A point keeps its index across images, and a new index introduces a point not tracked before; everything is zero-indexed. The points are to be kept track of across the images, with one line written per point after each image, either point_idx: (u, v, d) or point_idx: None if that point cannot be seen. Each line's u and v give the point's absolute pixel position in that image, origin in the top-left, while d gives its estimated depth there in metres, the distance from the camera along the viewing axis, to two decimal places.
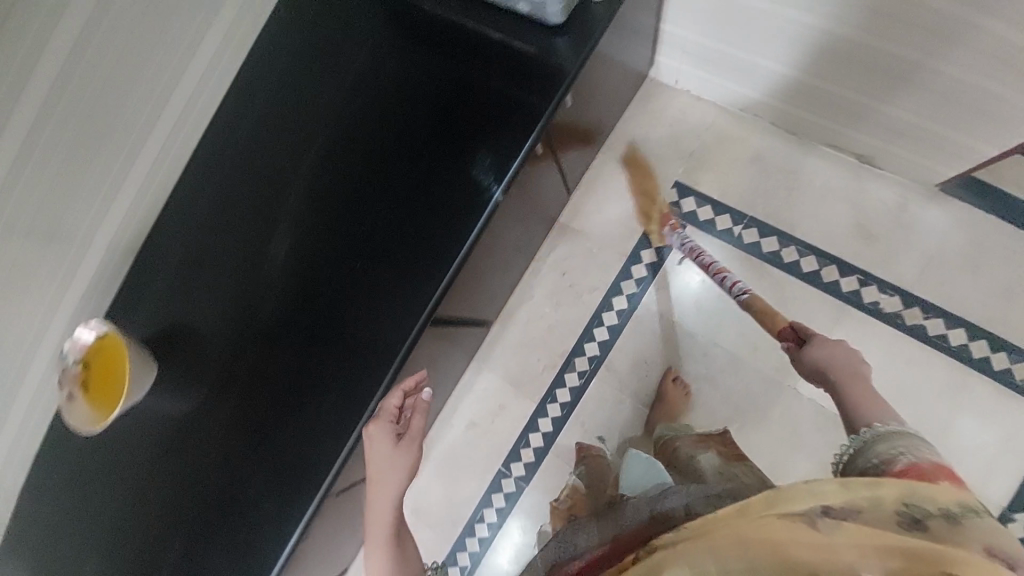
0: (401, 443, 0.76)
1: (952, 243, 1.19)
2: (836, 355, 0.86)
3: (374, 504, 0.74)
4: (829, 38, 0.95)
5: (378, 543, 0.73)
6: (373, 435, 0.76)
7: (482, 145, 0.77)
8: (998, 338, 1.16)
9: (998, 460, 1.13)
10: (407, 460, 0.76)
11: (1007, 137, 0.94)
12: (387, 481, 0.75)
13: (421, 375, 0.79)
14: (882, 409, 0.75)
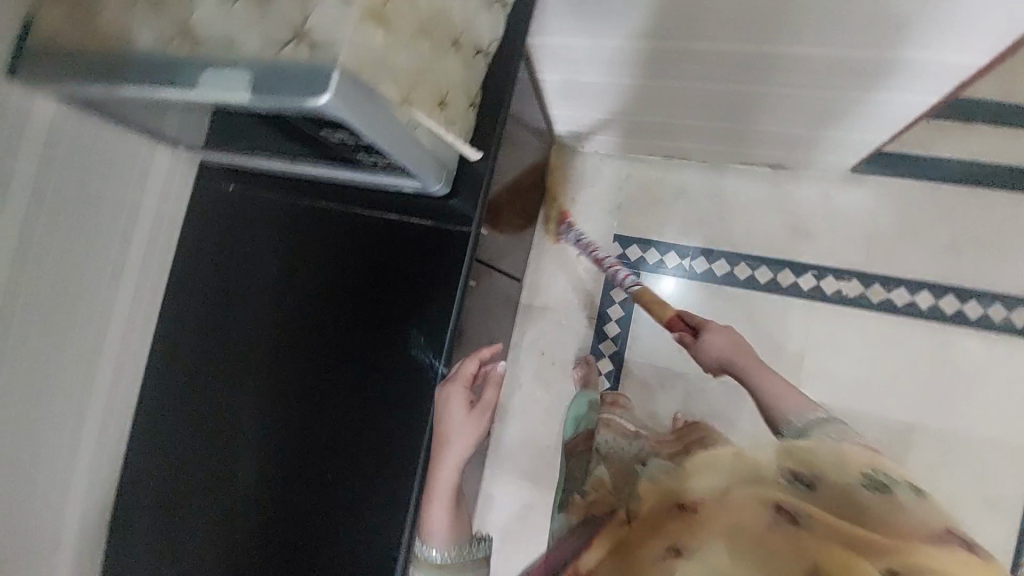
0: (474, 410, 0.69)
1: (884, 217, 1.14)
2: (729, 337, 0.89)
3: (439, 469, 0.67)
4: (691, 92, 0.92)
5: (438, 505, 0.68)
6: (448, 396, 0.68)
7: (413, 325, 0.70)
8: (984, 292, 1.09)
9: (1014, 407, 1.06)
10: (474, 429, 0.68)
11: (886, 128, 0.91)
12: (454, 445, 0.68)
13: (498, 347, 0.74)
14: (792, 395, 0.77)
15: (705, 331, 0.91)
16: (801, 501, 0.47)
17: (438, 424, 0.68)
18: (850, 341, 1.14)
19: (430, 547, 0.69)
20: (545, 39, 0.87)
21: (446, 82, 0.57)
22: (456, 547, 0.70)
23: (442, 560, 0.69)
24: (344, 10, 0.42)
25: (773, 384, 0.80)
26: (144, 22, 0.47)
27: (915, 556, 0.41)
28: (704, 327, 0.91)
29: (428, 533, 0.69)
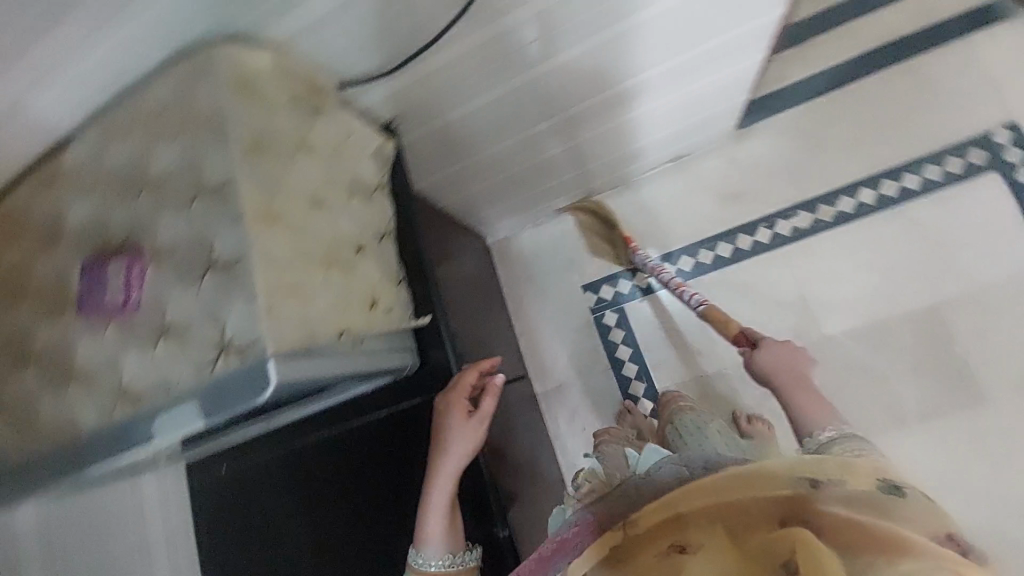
0: (473, 418, 0.65)
1: (789, 147, 1.21)
2: (783, 356, 0.92)
3: (435, 482, 0.63)
4: (567, 132, 1.00)
5: (433, 509, 0.63)
6: (446, 403, 0.65)
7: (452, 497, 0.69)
8: (910, 162, 1.14)
9: (1002, 239, 1.08)
10: (474, 436, 0.64)
11: (734, 84, 1.05)
12: (452, 452, 0.64)
13: (498, 357, 0.69)
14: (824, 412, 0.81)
15: (761, 344, 0.96)
16: (825, 505, 0.48)
17: (434, 431, 0.65)
18: (831, 263, 1.16)
19: (425, 556, 0.62)
20: (426, 187, 1.04)
21: (367, 282, 0.59)
22: (454, 560, 0.63)
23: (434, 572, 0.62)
24: (250, 304, 0.44)
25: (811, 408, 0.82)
26: (85, 401, 0.49)
27: (920, 547, 0.44)
28: (763, 344, 0.96)
29: (424, 540, 0.63)
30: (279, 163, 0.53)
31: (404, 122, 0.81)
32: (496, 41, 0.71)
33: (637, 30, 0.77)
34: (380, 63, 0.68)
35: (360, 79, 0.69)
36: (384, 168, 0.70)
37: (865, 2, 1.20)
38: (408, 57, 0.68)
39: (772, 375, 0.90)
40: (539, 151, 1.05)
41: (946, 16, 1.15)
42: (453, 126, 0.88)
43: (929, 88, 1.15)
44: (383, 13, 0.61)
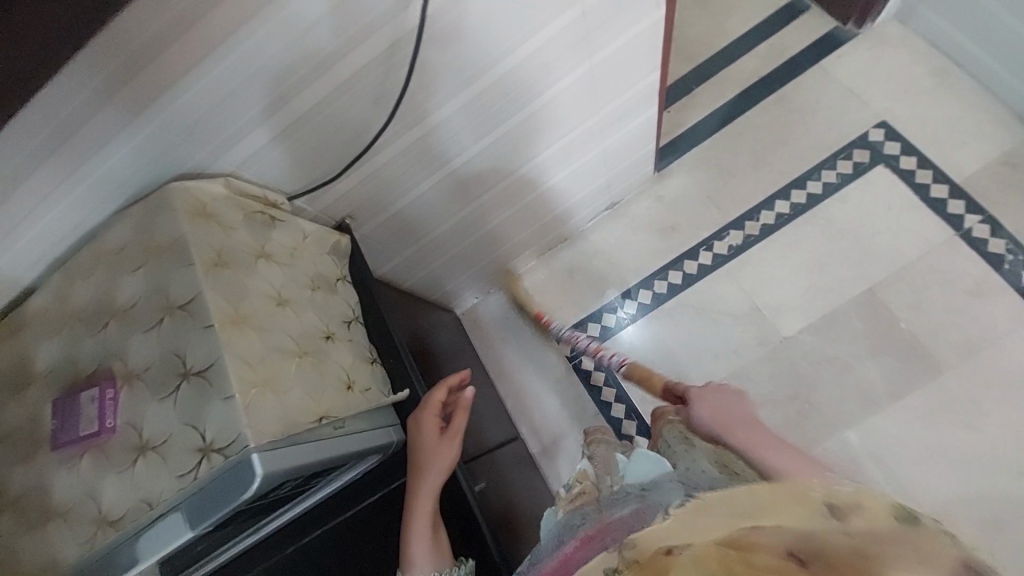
0: (447, 434, 0.67)
1: (705, 177, 1.36)
2: (716, 406, 0.79)
3: (415, 503, 0.64)
4: (506, 203, 1.12)
5: (418, 531, 0.63)
6: (419, 422, 0.67)
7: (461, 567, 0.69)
8: (811, 169, 1.29)
9: (909, 219, 1.21)
10: (450, 450, 0.66)
11: (642, 137, 1.20)
12: (431, 470, 0.65)
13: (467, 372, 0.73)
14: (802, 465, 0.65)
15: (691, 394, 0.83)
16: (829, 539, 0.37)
17: (409, 452, 0.66)
18: (771, 269, 1.26)
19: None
20: (388, 273, 1.10)
21: (340, 366, 0.62)
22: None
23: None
24: (228, 403, 0.46)
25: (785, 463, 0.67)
26: (63, 540, 0.47)
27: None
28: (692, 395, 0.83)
29: (409, 563, 0.63)
30: (242, 272, 0.58)
31: (356, 218, 0.89)
32: (423, 137, 0.81)
33: (540, 110, 0.90)
34: (325, 171, 0.77)
35: (310, 187, 0.78)
36: (341, 262, 0.76)
37: (731, 52, 1.42)
38: (349, 162, 0.77)
39: (717, 433, 0.75)
40: (485, 221, 1.14)
41: (799, 51, 1.37)
42: (401, 213, 0.96)
43: (804, 108, 1.33)
44: (321, 129, 0.70)
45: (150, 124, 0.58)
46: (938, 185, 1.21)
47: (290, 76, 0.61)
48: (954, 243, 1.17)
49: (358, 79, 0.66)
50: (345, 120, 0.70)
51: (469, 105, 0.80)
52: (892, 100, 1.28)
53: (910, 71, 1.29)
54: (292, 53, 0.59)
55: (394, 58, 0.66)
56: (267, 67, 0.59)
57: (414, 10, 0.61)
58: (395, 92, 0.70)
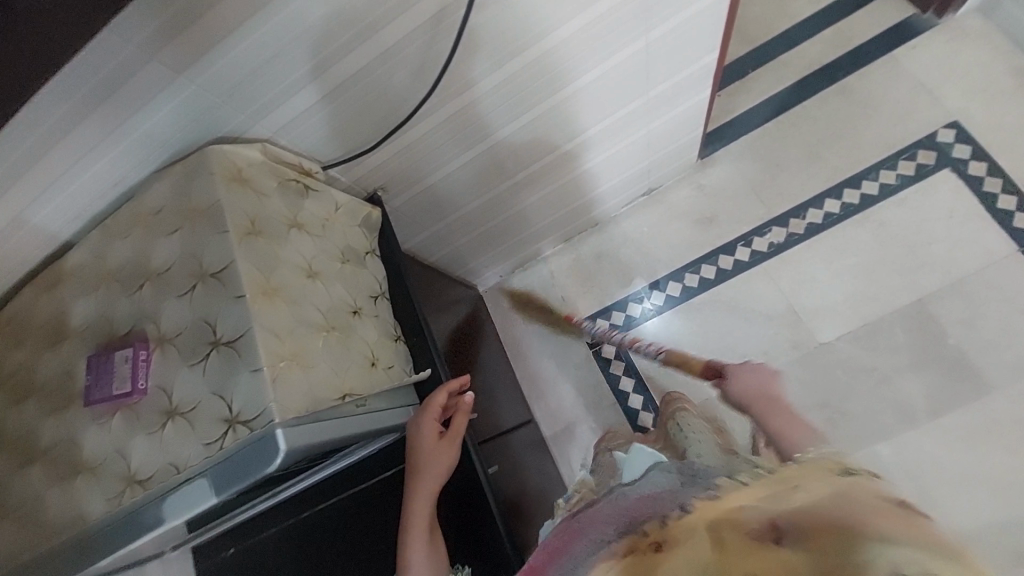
0: (445, 439, 0.64)
1: (749, 169, 1.29)
2: (750, 383, 0.83)
3: (411, 509, 0.62)
4: (539, 185, 1.09)
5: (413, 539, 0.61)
6: (416, 428, 0.63)
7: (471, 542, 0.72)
8: (867, 168, 1.20)
9: (970, 230, 1.12)
10: (447, 458, 0.63)
11: (687, 124, 1.14)
12: (427, 477, 0.62)
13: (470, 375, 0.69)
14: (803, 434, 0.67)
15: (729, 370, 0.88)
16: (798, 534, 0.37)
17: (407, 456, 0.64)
18: (811, 272, 1.20)
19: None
20: (415, 247, 1.09)
21: (365, 343, 0.62)
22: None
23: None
24: (255, 374, 0.46)
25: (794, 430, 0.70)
26: (94, 492, 0.49)
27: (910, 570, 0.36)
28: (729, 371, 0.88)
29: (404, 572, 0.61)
30: (275, 241, 0.57)
31: (388, 191, 0.88)
32: (463, 110, 0.78)
33: (573, 96, 0.86)
34: (362, 142, 0.75)
35: (344, 157, 0.76)
36: (371, 235, 0.75)
37: (793, 35, 1.32)
38: (386, 134, 0.75)
39: (748, 404, 0.80)
40: (516, 201, 1.11)
41: (869, 38, 1.26)
42: (433, 188, 0.94)
43: (868, 101, 1.23)
44: (362, 98, 0.68)
45: (192, 84, 0.57)
46: (1008, 196, 1.11)
47: (335, 40, 0.59)
48: (1019, 259, 1.09)
49: (403, 47, 0.63)
50: (386, 90, 0.68)
51: (510, 82, 0.77)
52: (967, 98, 1.18)
53: (994, 67, 1.18)
54: (338, 16, 0.56)
55: (442, 25, 0.63)
56: (312, 30, 0.57)
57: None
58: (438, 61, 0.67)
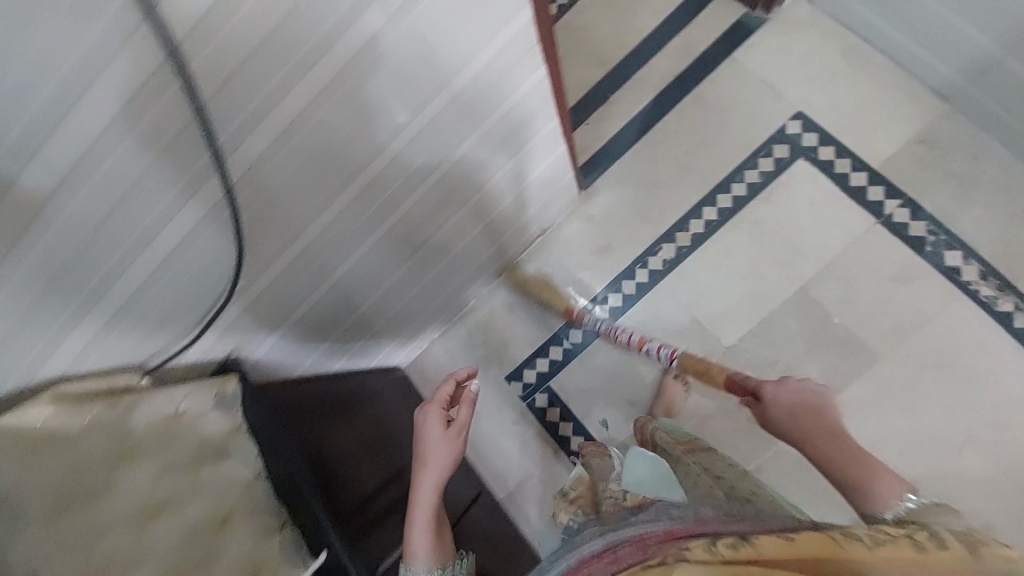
0: (450, 428, 0.89)
1: (630, 191, 1.32)
2: (794, 402, 0.83)
3: (420, 485, 0.85)
4: (432, 264, 1.05)
5: (418, 523, 0.83)
6: (428, 417, 0.90)
7: None
8: (732, 171, 1.26)
9: (829, 210, 1.20)
10: (452, 443, 0.88)
11: (560, 173, 1.15)
12: (435, 459, 0.86)
13: (474, 370, 0.97)
14: (869, 470, 0.68)
15: (764, 398, 0.88)
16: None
17: (421, 441, 0.89)
18: (706, 281, 1.25)
19: (414, 567, 0.80)
20: (310, 367, 1.03)
21: (236, 559, 0.60)
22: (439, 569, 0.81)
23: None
24: None
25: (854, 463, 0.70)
26: None
27: None
28: (765, 393, 0.88)
29: (412, 550, 0.82)
30: (97, 500, 0.56)
31: (246, 347, 0.82)
32: (386, 170, 0.71)
33: (513, 110, 0.79)
34: (217, 296, 0.69)
35: (192, 328, 0.70)
36: (234, 410, 0.69)
37: (641, 52, 1.35)
38: (229, 286, 0.68)
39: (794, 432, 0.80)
40: (457, 243, 1.06)
41: (710, 42, 1.31)
42: (309, 315, 0.88)
43: (721, 105, 1.28)
44: (183, 274, 0.62)
45: (24, 267, 0.51)
46: (857, 173, 1.20)
47: (143, 215, 0.54)
48: (879, 231, 1.17)
49: (291, 134, 0.57)
50: (218, 250, 0.63)
51: (413, 141, 0.70)
52: (806, 86, 1.24)
53: (821, 53, 1.24)
54: (128, 205, 0.52)
55: (340, 89, 0.56)
56: (86, 224, 0.52)
57: (291, 100, 0.54)
58: (336, 126, 0.60)
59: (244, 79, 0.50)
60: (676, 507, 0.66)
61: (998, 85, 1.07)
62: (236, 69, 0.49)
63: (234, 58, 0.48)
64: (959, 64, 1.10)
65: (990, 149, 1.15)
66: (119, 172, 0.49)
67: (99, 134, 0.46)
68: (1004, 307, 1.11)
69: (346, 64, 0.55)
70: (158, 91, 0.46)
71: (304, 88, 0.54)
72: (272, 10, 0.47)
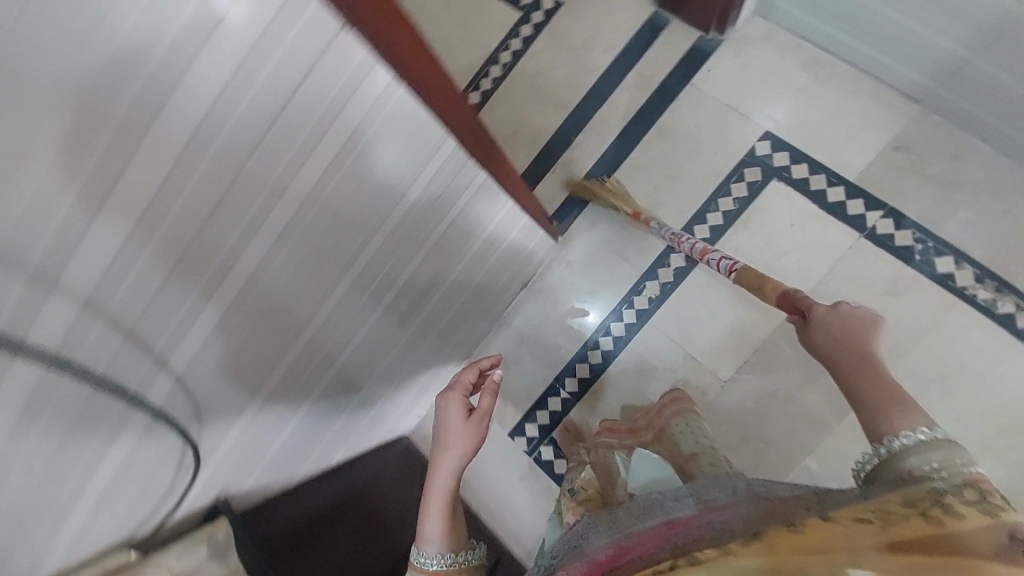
0: (472, 419, 0.86)
1: (607, 232, 1.30)
2: (841, 326, 0.77)
3: (437, 477, 0.84)
4: (417, 341, 1.05)
5: (433, 512, 0.84)
6: (448, 405, 0.87)
7: None
8: (707, 201, 1.24)
9: (810, 230, 1.17)
10: (474, 435, 0.85)
11: (531, 235, 1.15)
12: (454, 451, 0.85)
13: (498, 358, 0.91)
14: (902, 400, 0.69)
15: (810, 316, 0.81)
16: (886, 539, 0.38)
17: (440, 428, 0.87)
18: (694, 313, 1.25)
19: (426, 553, 0.83)
20: (310, 471, 1.00)
21: None
22: (449, 556, 0.83)
23: (437, 568, 0.82)
24: None
25: (887, 391, 0.70)
26: None
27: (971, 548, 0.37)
28: (816, 311, 0.81)
29: (426, 535, 0.83)
30: None
31: (233, 485, 0.82)
32: (382, 249, 0.68)
33: None
34: (187, 453, 0.66)
35: (185, 479, 0.70)
36: (226, 555, 0.77)
37: (599, 90, 1.33)
38: (200, 429, 0.65)
39: (827, 354, 0.77)
40: (471, 281, 1.06)
41: (668, 72, 1.29)
42: (308, 422, 0.87)
43: (689, 133, 1.26)
44: (158, 448, 0.62)
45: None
46: (834, 188, 1.17)
47: (95, 431, 0.52)
48: (865, 245, 1.14)
49: (309, 207, 0.49)
50: (186, 423, 0.61)
51: (437, 181, 0.65)
52: (770, 105, 1.22)
53: (782, 68, 1.21)
54: (87, 413, 0.50)
55: (348, 159, 0.49)
56: (45, 450, 0.50)
57: (249, 252, 0.49)
58: (325, 234, 0.55)
59: (184, 275, 0.45)
60: (680, 498, 0.65)
61: (967, 87, 1.03)
62: (174, 266, 0.44)
63: (175, 251, 0.43)
64: (926, 67, 1.06)
65: (971, 149, 1.10)
66: (70, 395, 0.46)
67: (35, 386, 0.43)
68: (1005, 309, 1.07)
69: (327, 165, 0.47)
70: (86, 330, 0.42)
71: (315, 163, 0.46)
72: (195, 217, 0.42)
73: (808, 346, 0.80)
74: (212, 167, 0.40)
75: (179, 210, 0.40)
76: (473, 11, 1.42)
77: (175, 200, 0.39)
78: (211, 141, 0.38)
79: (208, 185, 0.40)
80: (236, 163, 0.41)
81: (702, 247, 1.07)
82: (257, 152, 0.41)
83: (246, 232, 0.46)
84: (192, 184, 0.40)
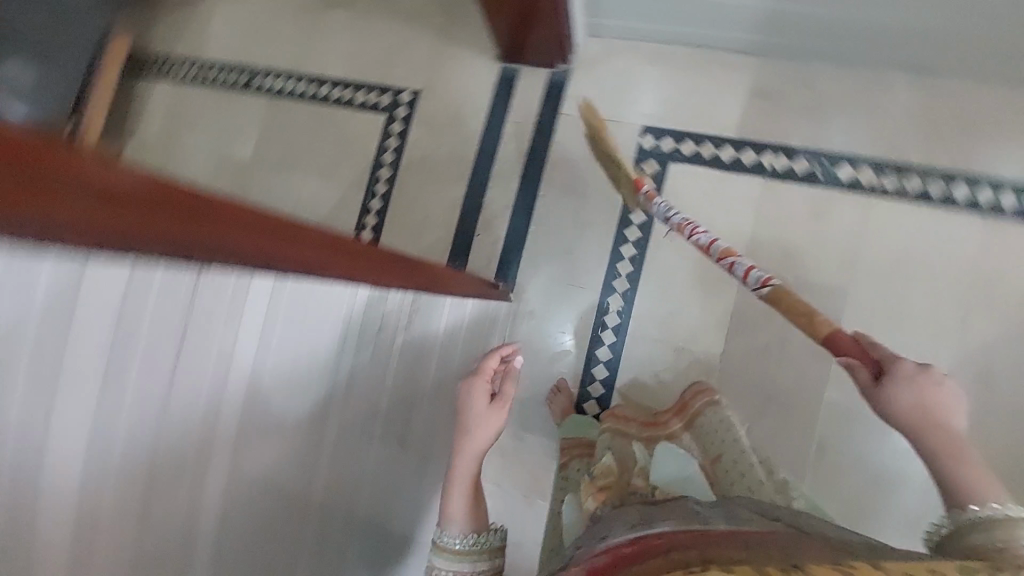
0: (494, 407, 0.86)
1: (553, 271, 1.32)
2: (921, 392, 0.68)
3: (461, 464, 0.83)
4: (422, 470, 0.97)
5: (457, 495, 0.83)
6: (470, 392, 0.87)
7: None
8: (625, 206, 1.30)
9: (724, 192, 1.23)
10: (498, 421, 0.85)
11: (486, 309, 1.15)
12: (478, 437, 0.84)
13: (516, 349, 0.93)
14: (980, 473, 0.64)
15: (889, 373, 0.70)
16: None
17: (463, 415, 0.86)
18: (664, 307, 1.26)
19: (450, 532, 0.82)
20: None
21: None
22: (473, 537, 0.82)
23: (461, 548, 0.81)
24: None
25: (964, 464, 0.65)
26: None
27: None
28: (893, 368, 0.70)
29: (450, 516, 0.83)
30: None
31: None
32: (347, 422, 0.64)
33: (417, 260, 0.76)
34: None
35: None
36: None
37: (486, 151, 1.38)
38: None
39: (905, 421, 0.68)
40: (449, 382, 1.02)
41: (537, 112, 1.35)
42: None
43: (580, 155, 1.32)
44: None
45: None
46: (724, 148, 1.24)
47: None
48: (774, 184, 1.20)
49: (248, 435, 0.46)
50: None
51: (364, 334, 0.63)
52: (637, 103, 1.30)
53: (631, 69, 1.30)
54: None
55: (264, 374, 0.47)
56: None
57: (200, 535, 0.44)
58: (277, 447, 0.51)
59: None
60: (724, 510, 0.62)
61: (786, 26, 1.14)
62: None
63: None
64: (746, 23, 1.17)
65: (816, 70, 1.21)
66: None
67: None
68: (914, 185, 1.15)
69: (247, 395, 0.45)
70: None
71: (232, 402, 0.43)
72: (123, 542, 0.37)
73: (875, 405, 0.71)
74: (119, 480, 0.36)
75: (102, 546, 0.36)
76: (341, 131, 1.46)
77: (94, 542, 0.36)
78: (108, 462, 0.35)
79: (123, 503, 0.36)
80: (144, 461, 0.37)
81: (727, 249, 0.92)
82: (162, 433, 0.38)
83: (185, 520, 0.42)
84: (106, 513, 0.36)
